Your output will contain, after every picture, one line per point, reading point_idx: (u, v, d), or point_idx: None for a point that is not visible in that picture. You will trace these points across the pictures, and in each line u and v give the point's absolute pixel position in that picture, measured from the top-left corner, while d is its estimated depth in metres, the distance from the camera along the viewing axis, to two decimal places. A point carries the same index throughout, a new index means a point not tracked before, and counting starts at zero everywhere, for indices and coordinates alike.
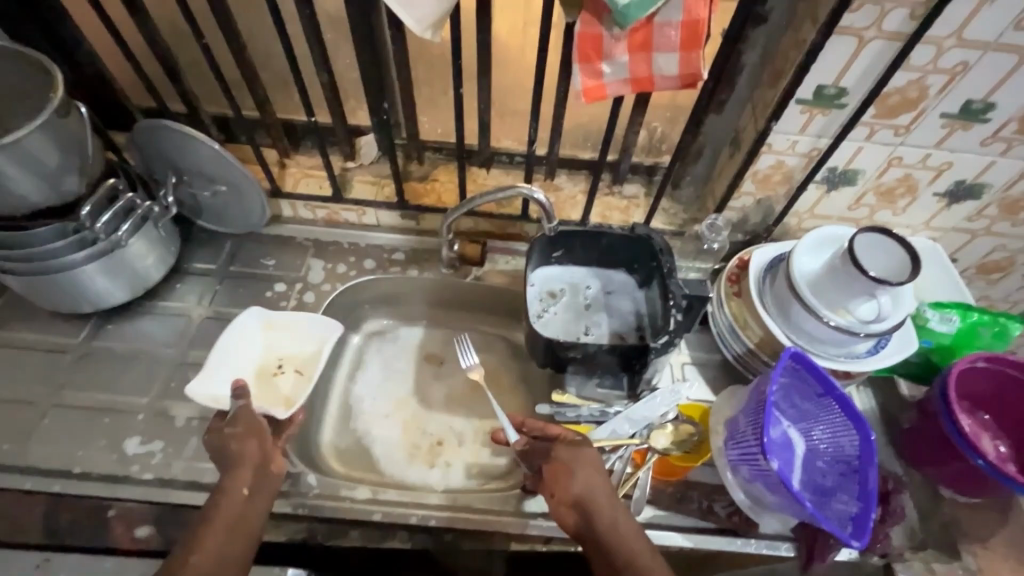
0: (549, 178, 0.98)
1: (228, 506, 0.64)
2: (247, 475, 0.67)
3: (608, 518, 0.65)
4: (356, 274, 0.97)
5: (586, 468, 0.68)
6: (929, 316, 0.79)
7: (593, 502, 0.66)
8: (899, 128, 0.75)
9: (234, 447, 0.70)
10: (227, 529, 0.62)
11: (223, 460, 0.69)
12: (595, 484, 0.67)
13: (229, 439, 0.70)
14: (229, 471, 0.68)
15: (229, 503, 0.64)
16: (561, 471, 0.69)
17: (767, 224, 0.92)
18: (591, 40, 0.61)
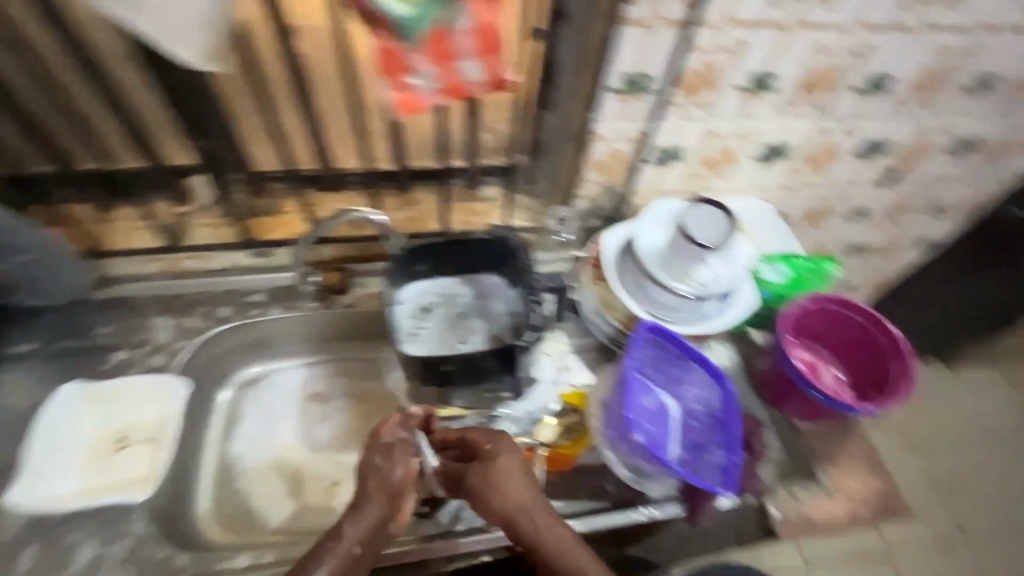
0: (404, 192, 0.96)
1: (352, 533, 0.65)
2: (373, 514, 0.67)
3: (533, 525, 0.67)
4: (211, 325, 0.89)
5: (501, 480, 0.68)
6: (760, 268, 0.87)
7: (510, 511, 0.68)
8: (705, 104, 0.81)
9: (374, 476, 0.69)
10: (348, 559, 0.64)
11: (361, 479, 0.69)
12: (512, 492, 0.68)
13: (373, 467, 0.69)
14: (370, 499, 0.67)
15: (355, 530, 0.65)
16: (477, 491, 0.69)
17: (616, 206, 0.97)
18: (390, 54, 0.60)
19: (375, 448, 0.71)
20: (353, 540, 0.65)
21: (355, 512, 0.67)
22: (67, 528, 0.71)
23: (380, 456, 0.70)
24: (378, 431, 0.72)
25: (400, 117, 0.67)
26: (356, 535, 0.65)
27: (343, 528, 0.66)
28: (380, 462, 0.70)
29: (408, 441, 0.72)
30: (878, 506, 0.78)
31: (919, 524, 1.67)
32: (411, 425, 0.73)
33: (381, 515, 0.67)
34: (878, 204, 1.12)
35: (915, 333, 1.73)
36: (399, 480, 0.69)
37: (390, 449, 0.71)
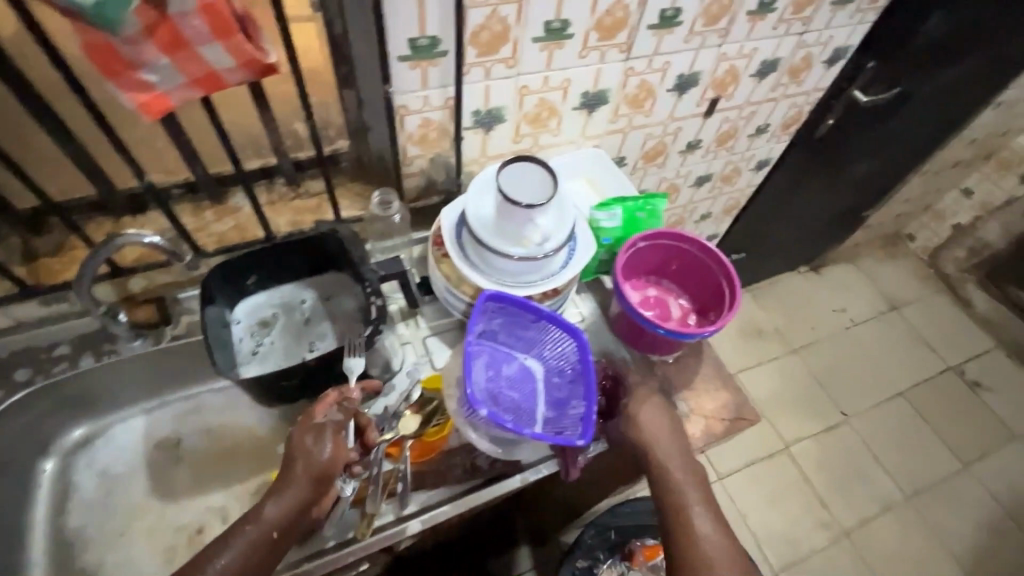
0: (218, 202, 0.87)
1: (269, 514, 0.63)
2: (298, 495, 0.64)
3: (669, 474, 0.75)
4: (4, 396, 0.76)
5: (664, 425, 0.77)
6: (597, 217, 0.89)
7: (660, 467, 0.75)
8: (507, 60, 0.79)
9: (297, 458, 0.65)
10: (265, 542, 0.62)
11: (286, 463, 0.66)
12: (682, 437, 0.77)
13: (300, 449, 0.66)
14: (287, 484, 0.64)
15: (274, 509, 0.63)
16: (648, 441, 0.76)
17: (452, 178, 0.94)
18: (103, 52, 0.52)
19: (306, 429, 0.67)
20: (269, 525, 0.62)
21: (279, 492, 0.64)
22: None
23: (311, 436, 0.67)
24: (310, 412, 0.69)
25: (151, 120, 0.59)
26: (274, 520, 0.63)
27: (262, 511, 0.63)
28: (311, 443, 0.66)
29: (341, 423, 0.68)
30: (730, 418, 0.84)
31: (808, 414, 1.86)
32: (347, 407, 0.70)
33: (308, 493, 0.64)
34: (707, 134, 1.18)
35: (776, 246, 1.89)
36: (327, 462, 0.65)
37: (320, 431, 0.67)
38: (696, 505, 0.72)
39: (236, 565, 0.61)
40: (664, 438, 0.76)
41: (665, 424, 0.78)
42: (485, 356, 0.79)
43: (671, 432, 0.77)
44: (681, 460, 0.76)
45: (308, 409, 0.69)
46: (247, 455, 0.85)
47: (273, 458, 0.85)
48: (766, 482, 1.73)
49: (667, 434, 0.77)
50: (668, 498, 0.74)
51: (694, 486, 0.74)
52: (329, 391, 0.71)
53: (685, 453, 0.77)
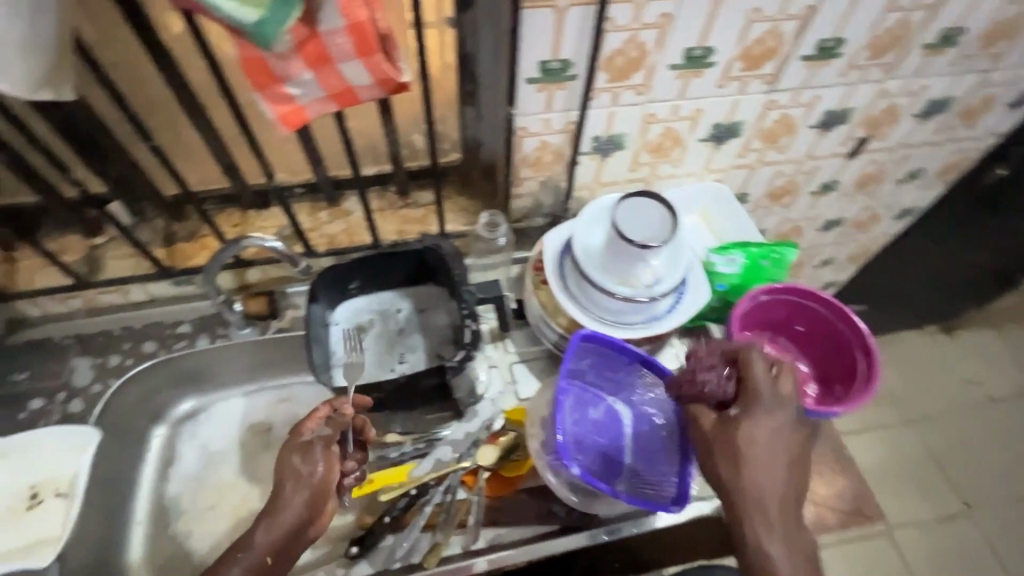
0: (333, 204, 0.90)
1: (259, 538, 0.61)
2: (292, 519, 0.62)
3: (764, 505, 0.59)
4: (133, 363, 0.84)
5: (762, 441, 0.59)
6: (714, 260, 0.81)
7: (746, 490, 0.59)
8: (638, 87, 0.74)
9: (285, 481, 0.63)
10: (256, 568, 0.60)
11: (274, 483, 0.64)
12: (785, 460, 0.59)
13: (286, 471, 0.63)
14: (273, 508, 0.62)
15: (263, 534, 0.61)
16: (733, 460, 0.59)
17: (560, 202, 0.90)
18: (257, 64, 0.54)
19: (293, 447, 0.64)
20: (263, 550, 0.61)
21: (272, 517, 0.62)
22: None
23: (299, 455, 0.64)
24: (298, 427, 0.66)
25: (288, 130, 0.61)
26: (263, 544, 0.61)
27: (254, 537, 0.61)
28: (299, 461, 0.64)
29: (330, 438, 0.65)
30: (845, 510, 0.74)
31: (921, 497, 1.62)
32: (337, 419, 0.66)
33: (304, 514, 0.62)
34: (847, 175, 1.05)
35: (905, 301, 1.66)
36: (321, 479, 0.64)
37: (308, 450, 0.64)
38: (786, 556, 0.57)
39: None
40: (761, 460, 0.59)
41: (766, 438, 0.59)
42: (572, 398, 0.74)
43: (774, 454, 0.59)
44: (776, 491, 0.59)
45: (296, 426, 0.66)
46: None
47: None
48: (860, 566, 1.52)
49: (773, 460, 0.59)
50: (747, 536, 0.59)
51: (783, 526, 0.58)
52: (319, 403, 0.67)
53: (785, 483, 0.59)
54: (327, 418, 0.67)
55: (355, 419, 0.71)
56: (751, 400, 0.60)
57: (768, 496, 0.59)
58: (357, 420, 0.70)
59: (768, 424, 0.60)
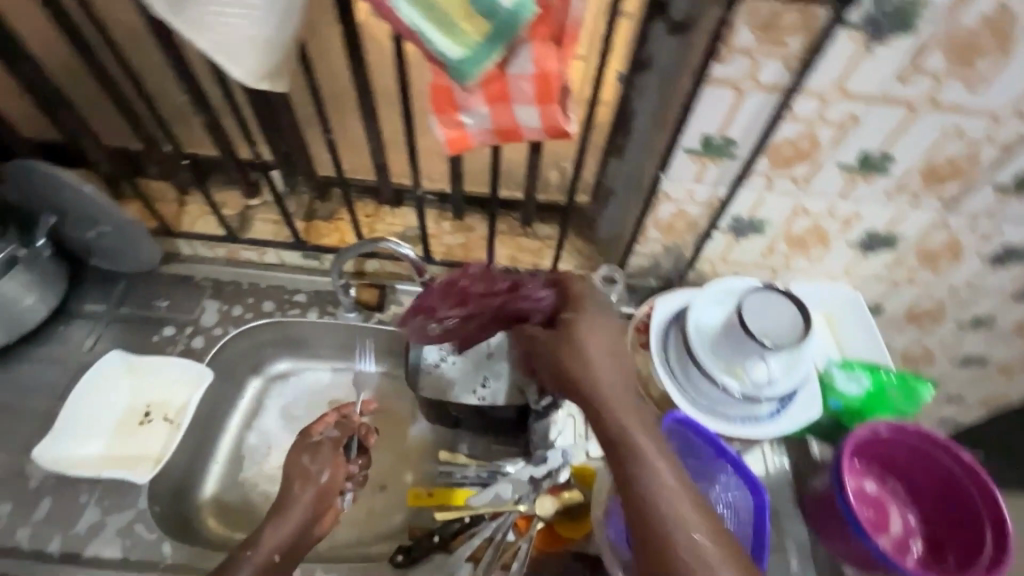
0: (458, 217, 0.94)
1: (271, 534, 0.67)
2: (298, 516, 0.69)
3: (606, 401, 0.61)
4: (252, 317, 0.92)
5: (596, 331, 0.65)
6: (835, 374, 0.76)
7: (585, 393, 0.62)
8: (797, 178, 0.70)
9: (294, 483, 0.71)
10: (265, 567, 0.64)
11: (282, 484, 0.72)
12: (620, 354, 0.65)
13: (291, 476, 0.72)
14: (275, 515, 0.69)
15: (274, 531, 0.67)
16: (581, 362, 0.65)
17: (678, 269, 0.88)
18: (444, 92, 0.57)
19: (303, 447, 0.74)
20: (273, 547, 0.66)
21: (281, 516, 0.68)
22: (77, 490, 0.72)
23: (307, 455, 0.74)
24: (309, 429, 0.76)
25: (449, 154, 0.63)
26: (275, 540, 0.66)
27: (265, 533, 0.67)
28: (307, 460, 0.73)
29: (337, 440, 0.76)
30: None
31: None
32: (344, 424, 0.78)
33: (310, 511, 0.70)
34: (1006, 315, 0.93)
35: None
36: (326, 480, 0.72)
37: (316, 448, 0.74)
38: (662, 463, 0.57)
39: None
40: (591, 358, 0.63)
41: (597, 341, 0.64)
42: None
43: (606, 354, 0.64)
44: (613, 382, 0.62)
45: (307, 429, 0.76)
46: (393, 448, 0.90)
47: (411, 460, 0.89)
48: None
49: (611, 362, 0.64)
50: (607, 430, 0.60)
51: (635, 411, 0.61)
52: (328, 410, 0.78)
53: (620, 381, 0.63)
54: (338, 423, 0.77)
55: (361, 429, 0.79)
56: (574, 298, 0.69)
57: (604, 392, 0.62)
58: (362, 428, 0.78)
59: (597, 327, 0.66)
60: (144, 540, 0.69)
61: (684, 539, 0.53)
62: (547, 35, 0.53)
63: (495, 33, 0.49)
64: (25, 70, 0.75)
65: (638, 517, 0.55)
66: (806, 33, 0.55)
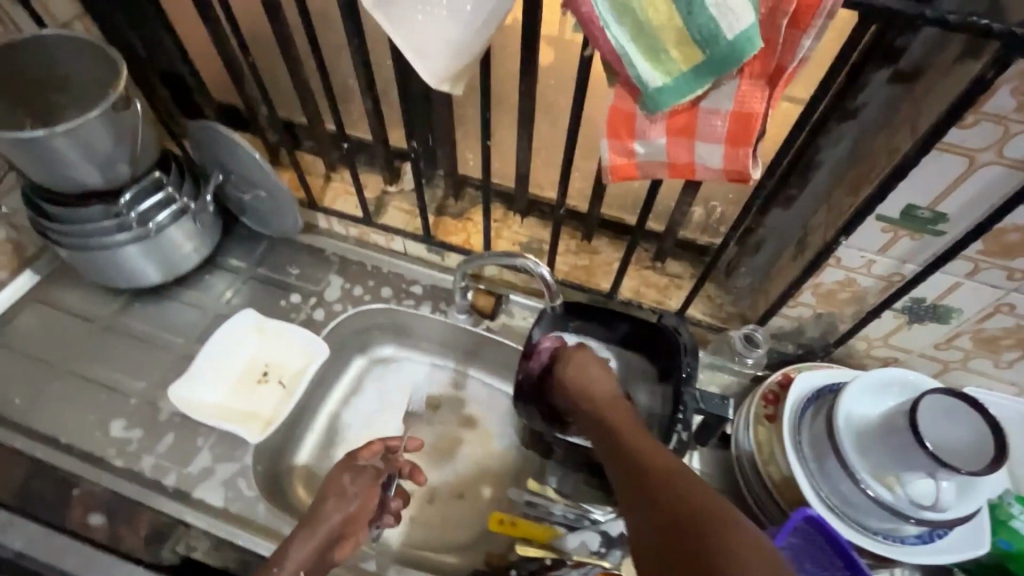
0: (585, 239, 0.90)
1: (294, 554, 0.63)
2: (324, 534, 0.66)
3: (607, 415, 0.62)
4: (370, 300, 0.94)
5: (592, 364, 0.69)
6: (1014, 510, 0.63)
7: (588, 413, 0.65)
8: (1014, 271, 0.59)
9: (328, 499, 0.68)
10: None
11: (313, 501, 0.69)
12: (610, 383, 0.67)
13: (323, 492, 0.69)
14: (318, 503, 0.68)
15: (294, 552, 0.63)
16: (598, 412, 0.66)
17: (825, 341, 0.78)
18: (624, 118, 0.53)
19: (347, 468, 0.71)
20: (297, 564, 0.63)
21: (309, 530, 0.65)
22: (196, 432, 0.77)
23: (348, 476, 0.71)
24: (355, 452, 0.73)
25: (608, 180, 0.59)
26: (305, 553, 0.64)
27: (291, 549, 0.64)
28: (346, 482, 0.70)
29: (380, 472, 0.73)
30: None
31: None
32: (390, 458, 0.74)
33: (335, 534, 0.67)
34: None
35: None
36: (357, 507, 0.70)
37: (358, 472, 0.71)
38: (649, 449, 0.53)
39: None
40: (586, 386, 0.67)
41: (592, 371, 0.69)
42: None
43: (599, 381, 0.67)
44: (609, 403, 0.64)
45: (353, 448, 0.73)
46: (478, 458, 0.89)
47: (493, 477, 0.87)
48: None
49: (603, 387, 0.66)
50: (611, 451, 0.57)
51: (630, 422, 0.60)
52: (376, 437, 0.75)
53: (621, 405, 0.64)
54: (387, 453, 0.75)
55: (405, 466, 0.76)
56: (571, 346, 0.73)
57: (603, 410, 0.63)
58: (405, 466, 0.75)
59: (596, 364, 0.70)
60: (246, 496, 0.73)
61: (664, 500, 0.46)
62: (760, 74, 0.47)
63: (705, 66, 0.44)
64: (224, 39, 0.81)
65: (644, 529, 0.46)
66: None
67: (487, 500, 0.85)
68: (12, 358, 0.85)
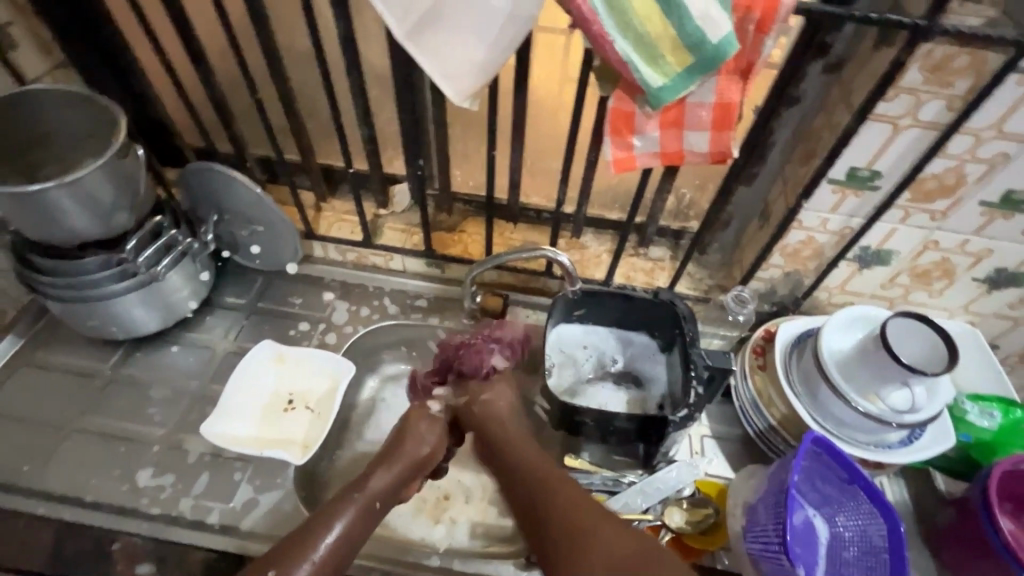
0: (574, 236, 0.98)
1: (372, 485, 0.70)
2: (403, 465, 0.73)
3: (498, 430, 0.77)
4: (378, 318, 0.97)
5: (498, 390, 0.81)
6: (967, 407, 0.77)
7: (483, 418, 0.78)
8: (936, 213, 0.73)
9: (408, 437, 0.76)
10: (368, 505, 0.68)
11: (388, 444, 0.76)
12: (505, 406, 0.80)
13: (400, 436, 0.77)
14: (396, 446, 0.75)
15: (373, 483, 0.70)
16: (528, 478, 0.69)
17: (795, 296, 0.90)
18: (624, 116, 0.62)
19: (421, 415, 0.79)
20: (374, 494, 0.69)
21: (388, 463, 0.73)
22: (231, 467, 0.77)
23: (424, 423, 0.78)
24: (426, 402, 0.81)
25: (610, 173, 0.68)
26: (381, 485, 0.70)
27: (371, 479, 0.71)
28: (422, 428, 0.77)
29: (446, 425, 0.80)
30: None
31: None
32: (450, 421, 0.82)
33: (410, 471, 0.74)
34: None
35: None
36: (430, 451, 0.76)
37: (434, 422, 0.79)
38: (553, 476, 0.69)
39: (347, 530, 0.64)
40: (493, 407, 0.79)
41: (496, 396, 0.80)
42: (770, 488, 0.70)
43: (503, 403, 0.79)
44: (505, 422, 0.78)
45: (425, 402, 0.81)
46: None
47: None
48: None
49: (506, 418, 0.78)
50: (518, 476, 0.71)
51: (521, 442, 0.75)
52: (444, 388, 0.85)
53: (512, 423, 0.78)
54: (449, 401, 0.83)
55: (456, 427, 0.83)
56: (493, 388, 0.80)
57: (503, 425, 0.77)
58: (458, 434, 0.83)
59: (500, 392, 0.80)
60: (296, 520, 0.74)
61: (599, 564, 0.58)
62: (734, 70, 0.58)
63: (697, 66, 0.54)
64: (213, 81, 0.83)
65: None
66: (975, 76, 0.59)
67: None
68: (10, 426, 0.80)
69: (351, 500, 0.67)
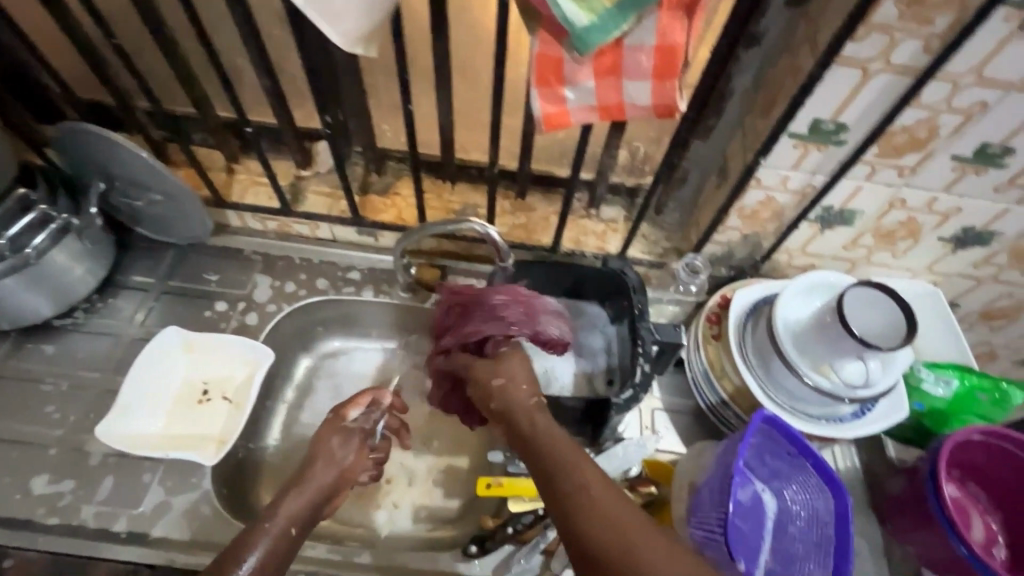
0: (520, 196, 0.89)
1: (285, 508, 0.63)
2: (316, 487, 0.66)
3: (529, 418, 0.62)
4: (306, 294, 0.88)
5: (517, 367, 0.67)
6: (923, 375, 0.73)
7: (501, 405, 0.65)
8: (904, 168, 0.66)
9: (320, 457, 0.69)
10: (282, 532, 0.61)
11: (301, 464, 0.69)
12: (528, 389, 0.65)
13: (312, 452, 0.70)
14: (308, 464, 0.69)
15: (286, 506, 0.63)
16: (555, 470, 0.55)
17: (753, 258, 0.84)
18: (552, 63, 0.52)
19: (334, 430, 0.72)
20: (287, 519, 0.62)
21: (298, 488, 0.65)
22: (140, 468, 0.71)
23: (337, 439, 0.71)
24: (342, 411, 0.74)
25: (541, 132, 0.59)
26: (296, 510, 0.63)
27: (282, 504, 0.63)
28: (335, 445, 0.71)
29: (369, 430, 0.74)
30: None
31: None
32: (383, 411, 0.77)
33: (325, 494, 0.67)
34: None
35: None
36: (349, 465, 0.70)
37: (349, 434, 0.72)
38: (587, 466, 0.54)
39: (267, 560, 0.58)
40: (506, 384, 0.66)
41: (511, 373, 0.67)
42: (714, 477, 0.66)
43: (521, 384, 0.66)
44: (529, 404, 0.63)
45: (340, 413, 0.74)
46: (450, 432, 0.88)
47: (468, 446, 0.87)
48: None
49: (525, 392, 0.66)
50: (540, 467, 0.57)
51: (551, 426, 0.60)
52: (364, 392, 0.76)
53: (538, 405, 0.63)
54: (369, 410, 0.76)
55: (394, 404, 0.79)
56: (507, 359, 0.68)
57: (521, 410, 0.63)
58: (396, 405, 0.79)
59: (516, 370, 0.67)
60: (213, 523, 0.68)
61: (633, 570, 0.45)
62: (677, 5, 0.48)
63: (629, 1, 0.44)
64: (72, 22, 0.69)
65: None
66: (958, 12, 0.51)
67: (465, 470, 0.86)
68: None
69: (262, 530, 0.60)
